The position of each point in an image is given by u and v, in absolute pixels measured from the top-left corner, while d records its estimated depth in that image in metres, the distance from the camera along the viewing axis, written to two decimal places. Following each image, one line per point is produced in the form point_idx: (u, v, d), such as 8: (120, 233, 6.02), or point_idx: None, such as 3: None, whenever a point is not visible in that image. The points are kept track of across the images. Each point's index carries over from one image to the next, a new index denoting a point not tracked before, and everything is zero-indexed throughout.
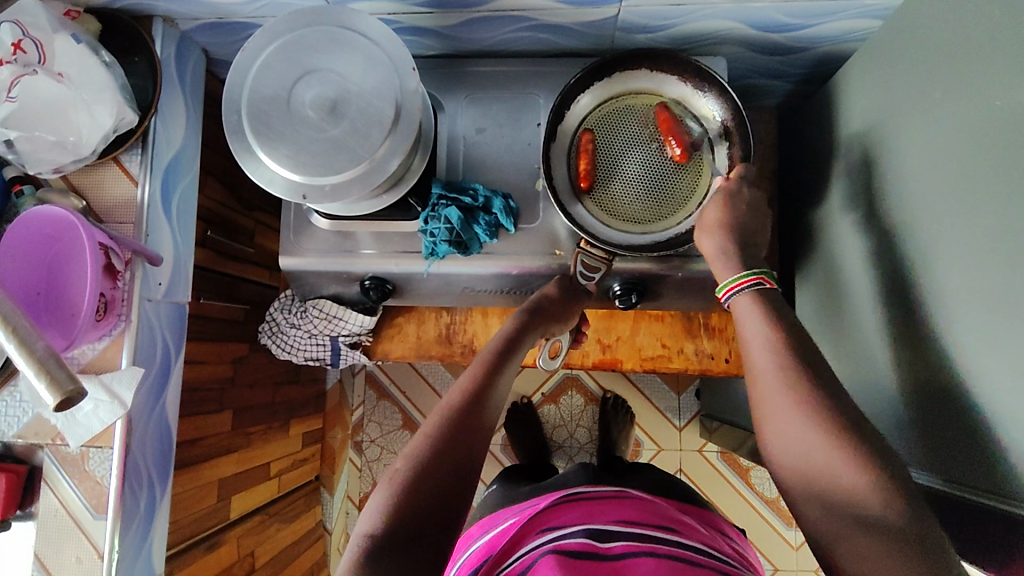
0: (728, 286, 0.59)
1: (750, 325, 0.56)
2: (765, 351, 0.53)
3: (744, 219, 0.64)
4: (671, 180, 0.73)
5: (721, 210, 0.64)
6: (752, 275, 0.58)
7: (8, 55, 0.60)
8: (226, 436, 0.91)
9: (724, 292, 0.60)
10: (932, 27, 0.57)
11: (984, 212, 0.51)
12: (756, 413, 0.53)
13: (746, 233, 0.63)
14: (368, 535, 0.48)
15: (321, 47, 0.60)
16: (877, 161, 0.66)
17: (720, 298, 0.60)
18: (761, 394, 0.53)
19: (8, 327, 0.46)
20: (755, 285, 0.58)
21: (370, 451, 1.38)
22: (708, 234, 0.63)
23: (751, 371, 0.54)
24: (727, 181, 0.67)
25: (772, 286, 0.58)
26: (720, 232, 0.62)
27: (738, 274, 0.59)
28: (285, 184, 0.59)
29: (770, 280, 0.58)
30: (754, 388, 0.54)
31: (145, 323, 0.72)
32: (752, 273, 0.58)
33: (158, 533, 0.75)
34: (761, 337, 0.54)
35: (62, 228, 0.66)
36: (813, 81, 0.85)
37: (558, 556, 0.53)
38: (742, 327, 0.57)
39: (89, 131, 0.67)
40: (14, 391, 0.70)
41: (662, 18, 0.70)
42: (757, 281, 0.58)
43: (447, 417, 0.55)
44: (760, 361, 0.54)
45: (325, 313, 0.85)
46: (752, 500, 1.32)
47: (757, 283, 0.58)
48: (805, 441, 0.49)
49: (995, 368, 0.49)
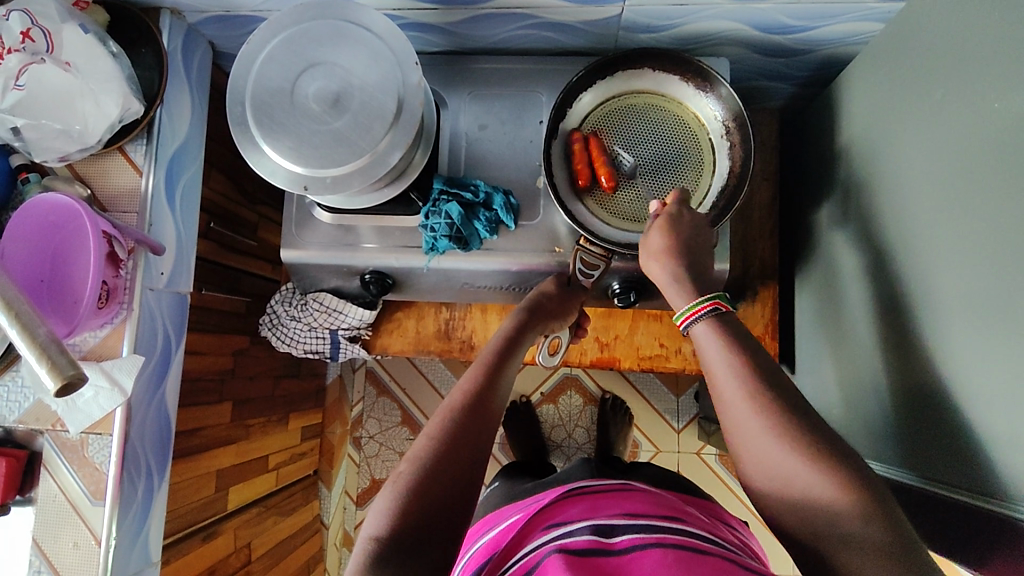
0: (685, 313, 0.59)
1: (711, 343, 0.56)
2: (730, 363, 0.53)
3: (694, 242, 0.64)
4: (662, 185, 0.73)
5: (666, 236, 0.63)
6: (707, 301, 0.58)
7: (17, 43, 0.62)
8: (225, 427, 0.91)
9: (683, 319, 0.59)
10: (934, 28, 0.58)
11: (980, 214, 0.51)
12: (727, 426, 0.53)
13: (695, 257, 0.63)
14: (373, 538, 0.48)
15: (325, 40, 0.61)
16: (877, 162, 0.66)
17: (678, 324, 0.60)
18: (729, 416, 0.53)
19: (10, 311, 0.46)
20: (712, 310, 0.57)
21: (369, 447, 1.38)
22: (658, 260, 0.63)
23: (716, 377, 0.54)
24: (665, 207, 0.65)
25: (727, 310, 0.58)
26: (668, 259, 0.62)
27: (694, 301, 0.58)
28: (287, 175, 0.59)
29: (726, 303, 0.58)
30: (721, 395, 0.54)
31: (146, 312, 0.73)
32: (707, 299, 0.58)
33: (155, 522, 0.75)
34: (721, 357, 0.54)
35: (66, 216, 0.67)
36: (816, 84, 0.85)
37: (565, 555, 0.52)
38: (703, 350, 0.57)
39: (95, 120, 0.67)
40: (17, 377, 0.71)
41: (666, 17, 0.71)
42: (713, 307, 0.57)
43: (450, 419, 0.55)
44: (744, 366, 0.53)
45: (325, 307, 0.85)
46: (749, 502, 1.33)
47: (713, 308, 0.57)
48: (797, 439, 0.49)
49: (989, 369, 0.49)
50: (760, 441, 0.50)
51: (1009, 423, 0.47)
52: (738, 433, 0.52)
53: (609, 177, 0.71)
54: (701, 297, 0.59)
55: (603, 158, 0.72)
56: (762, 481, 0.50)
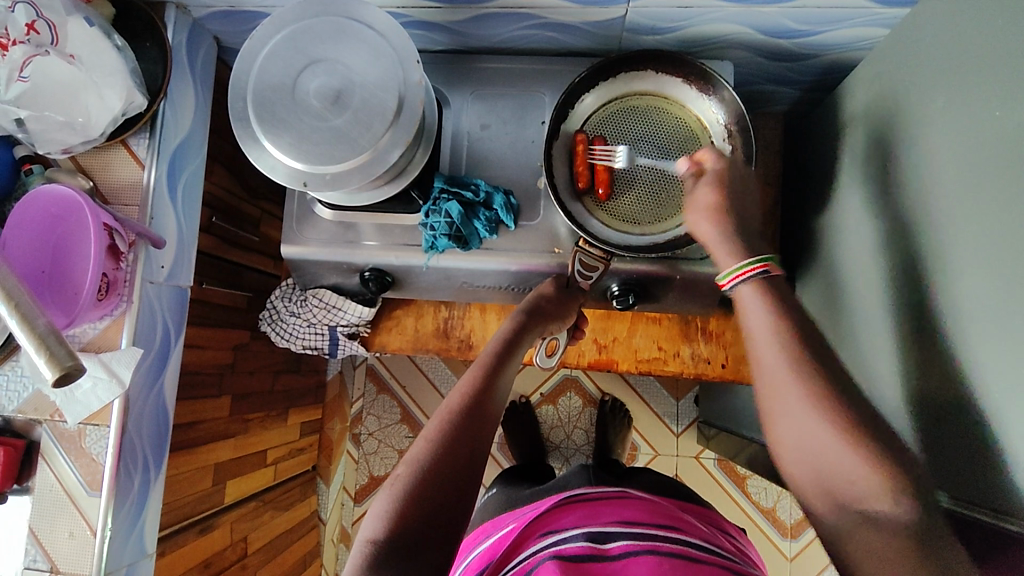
0: (732, 273, 0.58)
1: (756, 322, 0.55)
2: (772, 352, 0.53)
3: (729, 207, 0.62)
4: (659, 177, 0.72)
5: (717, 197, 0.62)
6: (757, 263, 0.58)
7: (22, 35, 0.61)
8: (223, 421, 0.91)
9: (729, 279, 0.59)
10: (940, 35, 0.57)
11: (982, 223, 0.51)
12: (766, 406, 0.54)
13: (737, 223, 0.61)
14: (371, 539, 0.48)
15: (328, 37, 0.61)
16: (879, 168, 0.66)
17: (723, 284, 0.60)
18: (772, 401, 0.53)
19: (11, 301, 0.46)
20: (761, 273, 0.57)
21: (368, 444, 1.38)
22: (708, 219, 0.62)
23: (759, 362, 0.54)
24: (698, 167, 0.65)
25: (777, 273, 0.58)
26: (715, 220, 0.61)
27: (741, 261, 0.58)
28: (287, 171, 0.60)
29: (776, 266, 0.58)
30: (763, 381, 0.54)
31: (146, 305, 0.74)
32: (756, 260, 0.58)
33: (151, 515, 0.75)
34: (767, 341, 0.54)
35: (68, 208, 0.68)
36: (820, 90, 0.84)
37: (559, 561, 0.53)
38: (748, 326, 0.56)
39: (98, 113, 0.68)
40: (16, 366, 0.72)
41: (670, 20, 0.70)
42: (761, 270, 0.57)
43: (448, 421, 0.55)
44: (770, 357, 0.53)
45: (325, 303, 0.85)
46: (748, 507, 1.32)
47: (762, 271, 0.57)
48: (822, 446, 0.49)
49: (988, 379, 0.49)
50: (795, 434, 0.51)
51: (1008, 433, 0.47)
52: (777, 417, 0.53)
53: (605, 187, 0.72)
54: (749, 258, 0.59)
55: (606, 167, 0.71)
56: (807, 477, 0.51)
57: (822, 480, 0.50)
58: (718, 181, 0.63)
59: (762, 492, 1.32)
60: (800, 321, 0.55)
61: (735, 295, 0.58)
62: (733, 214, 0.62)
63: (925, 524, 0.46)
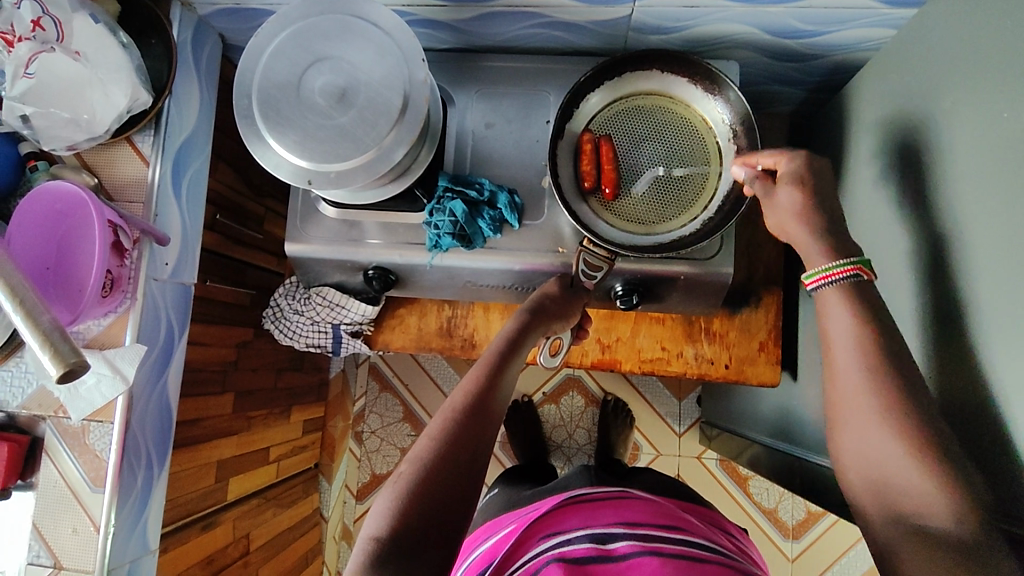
0: (818, 273, 0.57)
1: (835, 321, 0.55)
2: (845, 351, 0.54)
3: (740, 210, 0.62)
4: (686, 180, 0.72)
5: (802, 197, 0.59)
6: (849, 265, 0.56)
7: (28, 31, 0.62)
8: (226, 418, 0.92)
9: (814, 279, 0.57)
10: (948, 35, 0.57)
11: (990, 224, 0.50)
12: (834, 413, 0.54)
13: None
14: (373, 538, 0.48)
15: (333, 35, 0.61)
16: (886, 169, 0.65)
17: (807, 283, 0.58)
18: (838, 399, 0.54)
19: (15, 298, 0.46)
20: (852, 275, 0.55)
21: (370, 442, 1.38)
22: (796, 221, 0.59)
23: (834, 370, 0.55)
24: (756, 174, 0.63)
25: (869, 276, 0.56)
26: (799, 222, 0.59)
27: (832, 263, 0.56)
28: (291, 169, 0.60)
29: (867, 270, 0.56)
30: (835, 389, 0.54)
31: (150, 302, 0.74)
32: (849, 263, 0.56)
33: (154, 512, 0.76)
34: (847, 350, 0.54)
35: (73, 205, 0.67)
36: (826, 90, 0.84)
37: (562, 564, 0.53)
38: (825, 324, 0.56)
39: (103, 109, 0.68)
40: (20, 363, 0.72)
41: (676, 19, 0.70)
42: (853, 272, 0.56)
43: (452, 419, 0.55)
44: (847, 367, 0.53)
45: (328, 301, 0.85)
46: (750, 508, 1.32)
47: (853, 274, 0.55)
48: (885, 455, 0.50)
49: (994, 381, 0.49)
50: (862, 446, 0.51)
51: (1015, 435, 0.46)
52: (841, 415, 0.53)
53: (612, 187, 0.71)
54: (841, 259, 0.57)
55: (613, 166, 0.71)
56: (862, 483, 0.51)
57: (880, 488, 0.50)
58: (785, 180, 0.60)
59: (764, 493, 1.32)
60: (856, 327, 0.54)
61: (819, 296, 0.57)
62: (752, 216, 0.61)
63: (931, 526, 0.46)
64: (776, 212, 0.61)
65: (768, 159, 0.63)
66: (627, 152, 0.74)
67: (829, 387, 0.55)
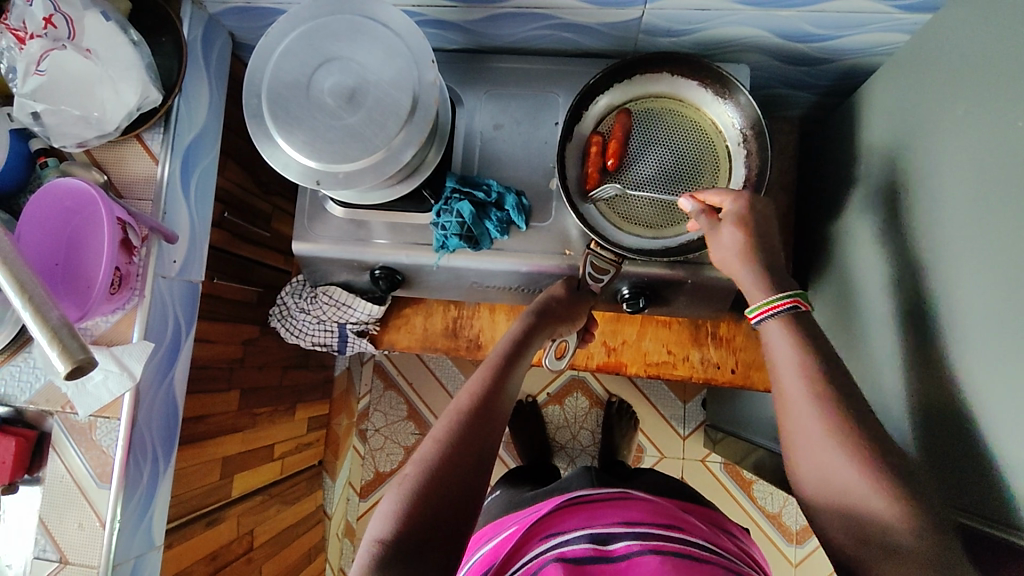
0: (759, 308, 0.58)
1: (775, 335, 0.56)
2: (790, 359, 0.54)
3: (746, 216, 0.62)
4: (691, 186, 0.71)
5: (745, 233, 0.60)
6: (787, 298, 0.57)
7: (40, 29, 0.62)
8: (232, 415, 0.92)
9: (757, 313, 0.58)
10: (960, 42, 0.57)
11: (999, 233, 0.50)
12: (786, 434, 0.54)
13: (759, 241, 0.61)
14: (378, 540, 0.48)
15: (343, 35, 0.61)
16: (897, 175, 0.64)
17: (750, 317, 0.59)
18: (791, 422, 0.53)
19: (24, 295, 0.46)
20: (791, 307, 0.56)
21: (374, 439, 1.39)
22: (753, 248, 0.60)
23: (782, 398, 0.54)
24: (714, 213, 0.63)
25: (806, 308, 0.57)
26: (745, 258, 0.60)
27: (772, 296, 0.57)
28: (300, 170, 0.60)
29: (805, 302, 0.57)
30: (785, 414, 0.54)
31: (158, 298, 0.74)
32: (788, 295, 0.57)
33: (160, 508, 0.76)
34: (794, 373, 0.54)
35: (82, 202, 0.68)
36: (836, 95, 0.84)
37: (562, 563, 0.53)
38: (770, 349, 0.57)
39: (113, 107, 0.68)
40: (29, 358, 0.72)
41: (687, 22, 0.70)
42: (792, 305, 0.57)
43: (458, 421, 0.55)
44: (793, 390, 0.53)
45: (335, 300, 0.86)
46: (753, 512, 1.31)
47: (792, 306, 0.56)
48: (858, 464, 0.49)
49: (994, 389, 0.48)
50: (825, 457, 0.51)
51: (1015, 447, 0.46)
52: (792, 423, 0.53)
53: (615, 158, 0.70)
54: (780, 292, 0.58)
55: (621, 137, 0.71)
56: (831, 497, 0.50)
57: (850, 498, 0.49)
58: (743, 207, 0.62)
59: (768, 497, 1.31)
60: None
61: (761, 329, 0.58)
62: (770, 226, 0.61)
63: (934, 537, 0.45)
64: (722, 250, 0.62)
65: (716, 197, 0.63)
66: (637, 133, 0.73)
67: (778, 403, 0.55)
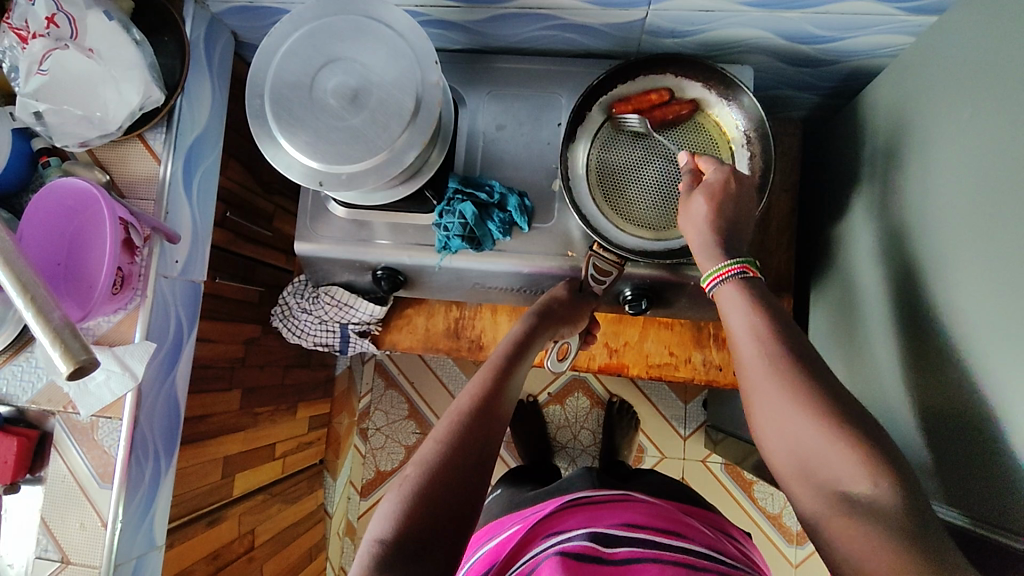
0: (712, 274, 0.58)
1: (738, 320, 0.55)
2: (751, 345, 0.53)
3: (750, 215, 0.62)
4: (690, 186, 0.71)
5: (711, 202, 0.61)
6: (736, 264, 0.58)
7: (42, 29, 0.63)
8: (233, 414, 0.92)
9: (709, 281, 0.59)
10: (966, 45, 0.56)
11: (1004, 238, 0.49)
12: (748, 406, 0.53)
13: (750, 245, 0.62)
14: (378, 540, 0.48)
15: (346, 35, 0.61)
16: (900, 178, 0.64)
17: (704, 287, 0.60)
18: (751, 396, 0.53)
19: (26, 295, 0.46)
20: (740, 273, 0.57)
21: (375, 439, 1.39)
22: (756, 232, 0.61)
23: (739, 364, 0.54)
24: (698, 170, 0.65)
25: (755, 275, 0.58)
26: (705, 223, 0.60)
27: (722, 262, 0.58)
28: (303, 170, 0.60)
29: (754, 268, 0.58)
30: (743, 379, 0.54)
31: (159, 299, 0.74)
32: (736, 261, 0.58)
33: (161, 509, 0.76)
34: (748, 339, 0.54)
35: (84, 201, 0.67)
36: (840, 96, 0.83)
37: (563, 557, 0.53)
38: (724, 313, 0.57)
39: (115, 107, 0.68)
40: (30, 358, 0.72)
41: (691, 23, 0.70)
42: (740, 271, 0.58)
43: (459, 422, 0.55)
44: (747, 355, 0.53)
45: (336, 301, 0.85)
46: (754, 513, 1.31)
47: (740, 272, 0.57)
48: None
49: (1001, 395, 0.48)
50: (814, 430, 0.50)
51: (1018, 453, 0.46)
52: (757, 410, 0.52)
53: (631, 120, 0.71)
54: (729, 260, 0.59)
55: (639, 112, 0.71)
56: None
57: None
58: (733, 197, 0.62)
59: (768, 498, 1.31)
60: None
61: (715, 296, 0.59)
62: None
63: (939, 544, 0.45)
64: (689, 219, 0.62)
65: (708, 165, 0.64)
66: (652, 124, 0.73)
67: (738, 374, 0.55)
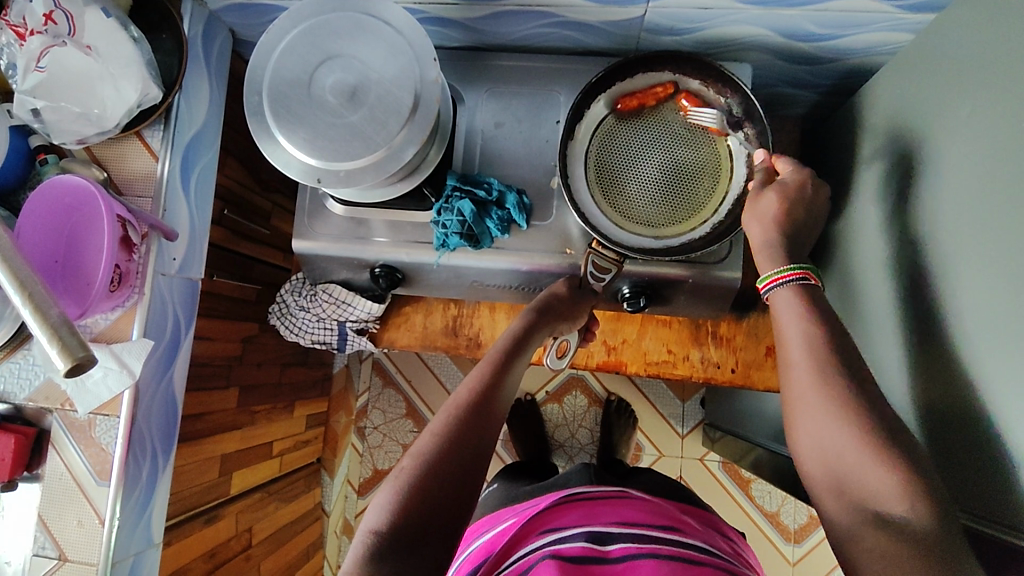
0: (770, 277, 0.59)
1: (793, 330, 0.55)
2: (803, 353, 0.54)
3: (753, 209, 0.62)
4: (690, 184, 0.72)
5: (781, 203, 0.62)
6: (798, 270, 0.58)
7: (40, 25, 0.63)
8: (231, 413, 0.92)
9: (766, 283, 0.59)
10: (963, 43, 0.56)
11: (1003, 233, 0.50)
12: (789, 408, 0.54)
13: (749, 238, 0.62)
14: (374, 530, 0.48)
15: (345, 32, 0.61)
16: (897, 176, 0.65)
17: (760, 288, 0.60)
18: (794, 401, 0.53)
19: (25, 292, 0.46)
20: (800, 280, 0.57)
21: (373, 437, 1.39)
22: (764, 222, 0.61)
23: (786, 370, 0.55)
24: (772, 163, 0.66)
25: (816, 283, 0.58)
26: (772, 224, 0.61)
27: (782, 267, 0.58)
28: (301, 167, 0.60)
29: (815, 276, 0.58)
30: (788, 383, 0.55)
31: (157, 297, 0.74)
32: (798, 267, 0.58)
33: (159, 506, 0.76)
34: (801, 348, 0.54)
35: (82, 198, 0.67)
36: (838, 94, 0.83)
37: (559, 562, 0.53)
38: (778, 317, 0.57)
39: (113, 104, 0.68)
40: (28, 355, 0.72)
41: (689, 21, 0.70)
42: (801, 276, 0.58)
43: (456, 416, 0.55)
44: (796, 361, 0.54)
45: (334, 298, 0.85)
46: (751, 510, 1.32)
47: (802, 278, 0.57)
48: (837, 448, 0.49)
49: (1004, 391, 0.48)
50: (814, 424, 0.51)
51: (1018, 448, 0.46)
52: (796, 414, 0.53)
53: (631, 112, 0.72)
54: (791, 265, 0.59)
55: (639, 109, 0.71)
56: (817, 470, 0.51)
57: (836, 481, 0.49)
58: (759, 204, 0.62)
59: (765, 496, 1.32)
60: (843, 339, 0.54)
61: (770, 299, 0.59)
62: (784, 227, 0.61)
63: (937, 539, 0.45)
64: (755, 217, 0.62)
65: (785, 167, 0.65)
66: (648, 125, 0.73)
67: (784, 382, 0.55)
